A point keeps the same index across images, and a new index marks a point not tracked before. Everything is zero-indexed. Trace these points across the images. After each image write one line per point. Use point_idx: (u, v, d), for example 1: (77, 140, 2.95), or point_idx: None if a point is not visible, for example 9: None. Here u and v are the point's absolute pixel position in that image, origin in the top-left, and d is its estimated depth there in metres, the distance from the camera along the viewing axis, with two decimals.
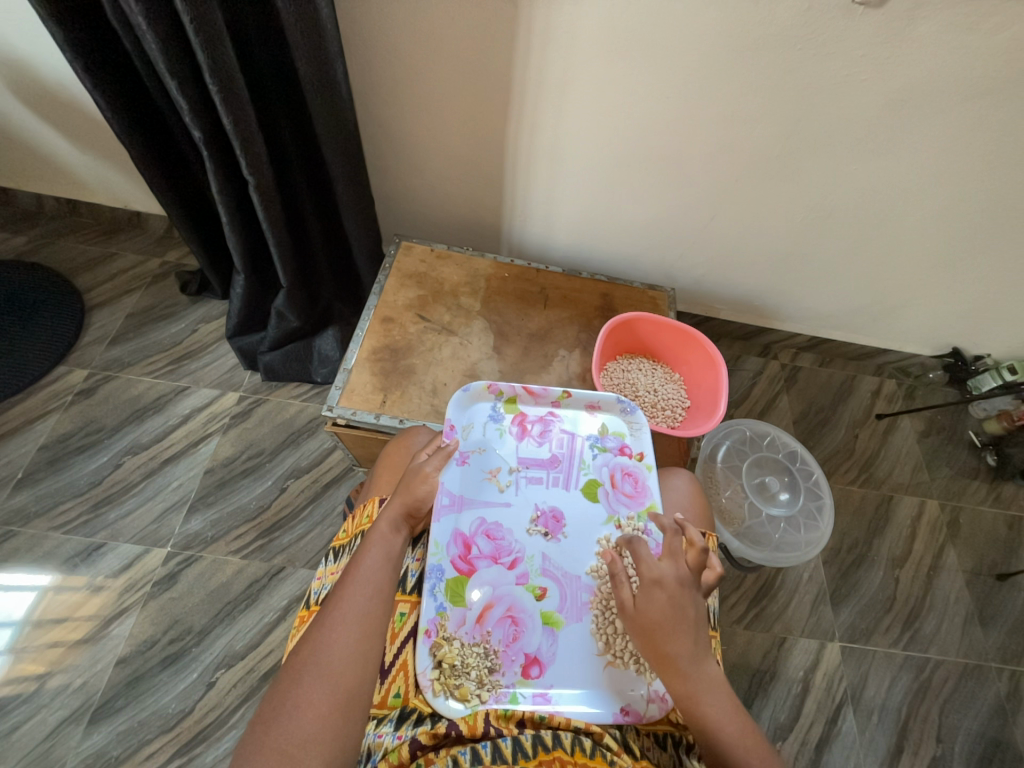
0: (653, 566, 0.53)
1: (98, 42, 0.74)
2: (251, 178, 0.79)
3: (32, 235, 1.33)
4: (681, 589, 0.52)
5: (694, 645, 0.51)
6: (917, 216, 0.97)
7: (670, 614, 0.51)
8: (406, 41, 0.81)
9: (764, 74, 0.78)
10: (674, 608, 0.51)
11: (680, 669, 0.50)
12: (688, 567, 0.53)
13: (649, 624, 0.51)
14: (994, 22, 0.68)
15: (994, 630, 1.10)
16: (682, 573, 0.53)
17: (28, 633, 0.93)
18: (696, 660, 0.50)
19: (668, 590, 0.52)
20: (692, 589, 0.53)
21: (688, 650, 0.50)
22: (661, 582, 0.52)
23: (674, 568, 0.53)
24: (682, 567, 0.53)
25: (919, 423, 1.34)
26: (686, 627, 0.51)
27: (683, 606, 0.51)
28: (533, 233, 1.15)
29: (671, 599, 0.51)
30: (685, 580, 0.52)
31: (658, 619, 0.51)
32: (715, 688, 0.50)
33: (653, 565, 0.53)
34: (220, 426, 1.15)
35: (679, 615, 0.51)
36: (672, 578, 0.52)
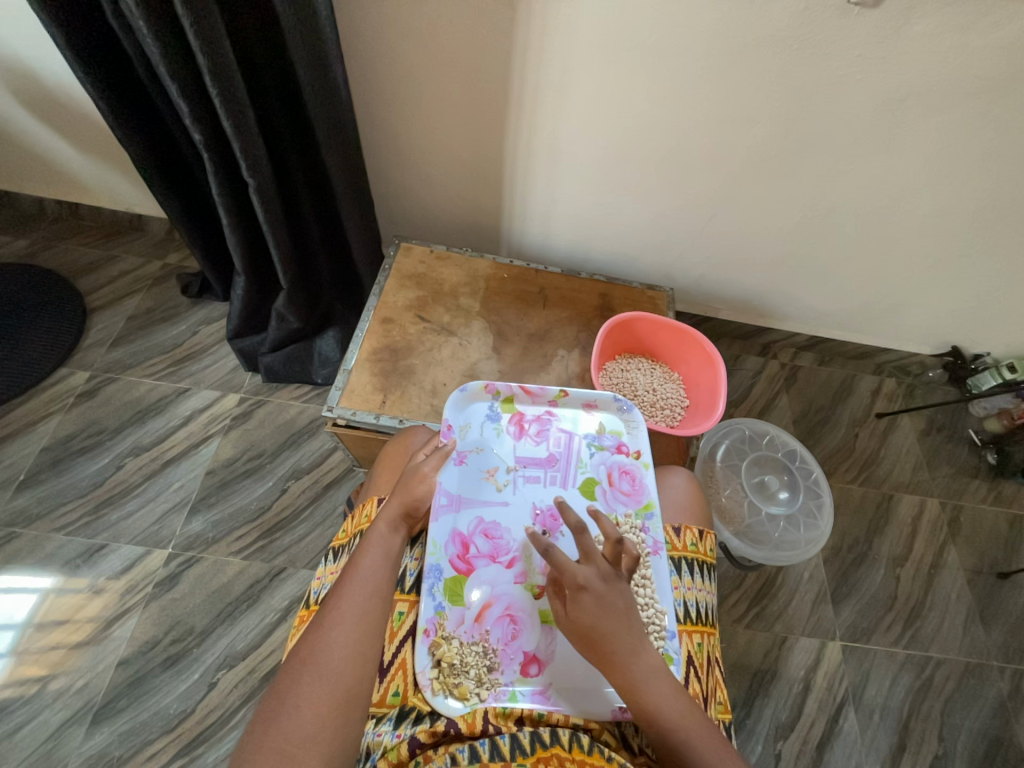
0: (575, 571, 0.51)
1: (101, 46, 0.75)
2: (251, 180, 0.79)
3: (34, 238, 1.33)
4: (608, 585, 0.51)
5: (629, 637, 0.50)
6: (914, 215, 0.98)
7: (600, 615, 0.50)
8: (403, 44, 0.82)
9: (760, 75, 0.78)
10: (603, 607, 0.50)
11: (618, 664, 0.49)
12: (609, 562, 0.52)
13: (584, 629, 0.50)
14: (990, 21, 0.68)
15: (995, 629, 1.10)
16: (605, 570, 0.51)
17: (30, 634, 0.93)
18: (634, 649, 0.50)
19: (594, 591, 0.50)
20: (618, 583, 0.51)
21: (625, 644, 0.49)
22: (585, 585, 0.50)
23: (595, 568, 0.51)
24: (606, 561, 0.52)
25: (920, 422, 1.33)
26: (620, 622, 0.50)
27: (612, 601, 0.50)
28: (532, 233, 1.15)
29: (598, 598, 0.50)
30: (609, 576, 0.51)
31: (589, 621, 0.50)
32: (657, 674, 0.49)
33: (574, 570, 0.51)
34: (221, 427, 1.15)
35: (608, 611, 0.50)
36: (595, 578, 0.51)
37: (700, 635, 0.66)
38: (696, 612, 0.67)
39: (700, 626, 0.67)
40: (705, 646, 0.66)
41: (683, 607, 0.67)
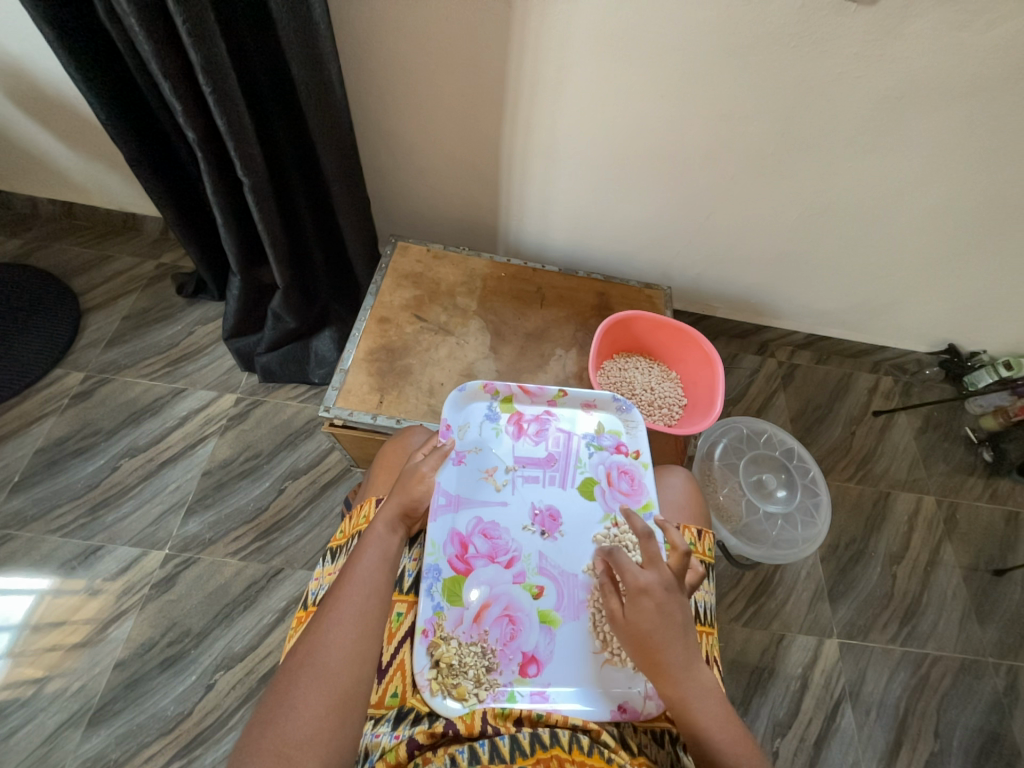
0: (638, 575, 0.52)
1: (94, 44, 0.74)
2: (245, 179, 0.79)
3: (27, 238, 1.32)
4: (668, 594, 0.51)
5: (685, 651, 0.50)
6: (910, 213, 0.98)
7: (659, 624, 0.50)
8: (398, 41, 0.81)
9: (757, 73, 0.78)
10: (662, 616, 0.50)
11: (672, 676, 0.49)
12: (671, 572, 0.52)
13: (640, 634, 0.50)
14: (987, 19, 0.68)
15: (991, 625, 1.10)
16: (667, 579, 0.52)
17: (26, 637, 0.93)
18: (687, 664, 0.50)
19: (654, 598, 0.51)
20: (678, 593, 0.52)
21: (679, 657, 0.49)
22: (647, 590, 0.51)
23: (658, 574, 0.52)
24: (666, 569, 0.52)
25: (916, 420, 1.34)
26: (677, 634, 0.50)
27: (671, 612, 0.51)
28: (529, 232, 1.15)
29: (659, 607, 0.51)
30: (670, 586, 0.52)
31: (647, 628, 0.50)
32: (708, 694, 0.49)
33: (637, 573, 0.52)
34: (218, 428, 1.15)
35: (668, 621, 0.50)
36: (657, 585, 0.51)
37: (698, 635, 0.66)
38: (695, 611, 0.67)
39: (699, 625, 0.67)
40: (703, 645, 0.66)
41: None
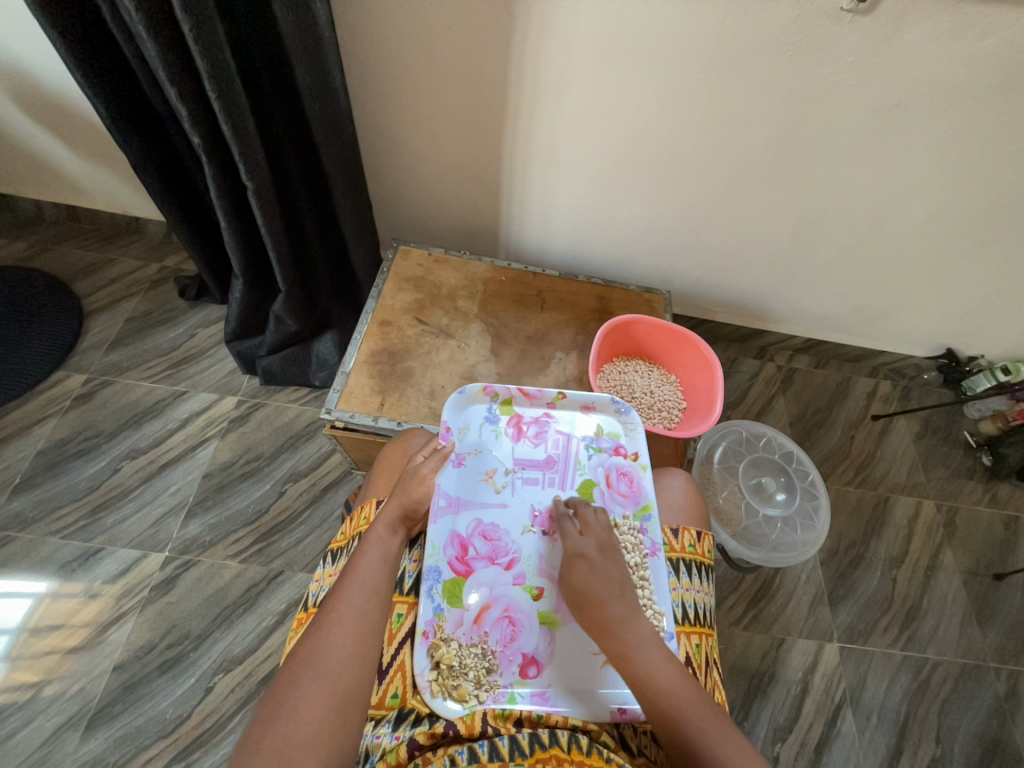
0: (576, 542, 0.59)
1: (101, 50, 0.75)
2: (249, 183, 0.79)
3: (31, 241, 1.33)
4: (606, 556, 0.58)
5: (620, 604, 0.53)
6: (909, 219, 0.99)
7: (594, 581, 0.55)
8: (402, 49, 0.82)
9: (755, 80, 0.79)
10: (596, 573, 0.56)
11: (610, 630, 0.52)
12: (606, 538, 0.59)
13: (579, 594, 0.55)
14: (981, 28, 0.69)
15: (991, 630, 1.10)
16: (602, 543, 0.59)
17: (24, 640, 0.92)
18: (628, 618, 0.53)
19: (592, 558, 0.57)
20: (614, 556, 0.58)
21: (620, 610, 0.53)
22: (583, 553, 0.58)
23: (593, 539, 0.59)
24: (610, 537, 0.60)
25: (915, 425, 1.34)
26: (614, 588, 0.55)
27: (610, 570, 0.56)
28: (530, 236, 1.16)
29: (596, 565, 0.56)
30: (604, 549, 0.58)
31: (585, 587, 0.55)
32: (647, 643, 0.51)
33: (575, 540, 0.59)
34: (219, 430, 1.15)
35: (601, 578, 0.55)
36: (592, 548, 0.58)
37: (698, 636, 0.66)
38: (694, 613, 0.68)
39: (698, 627, 0.67)
40: (703, 647, 0.66)
41: (681, 608, 0.67)
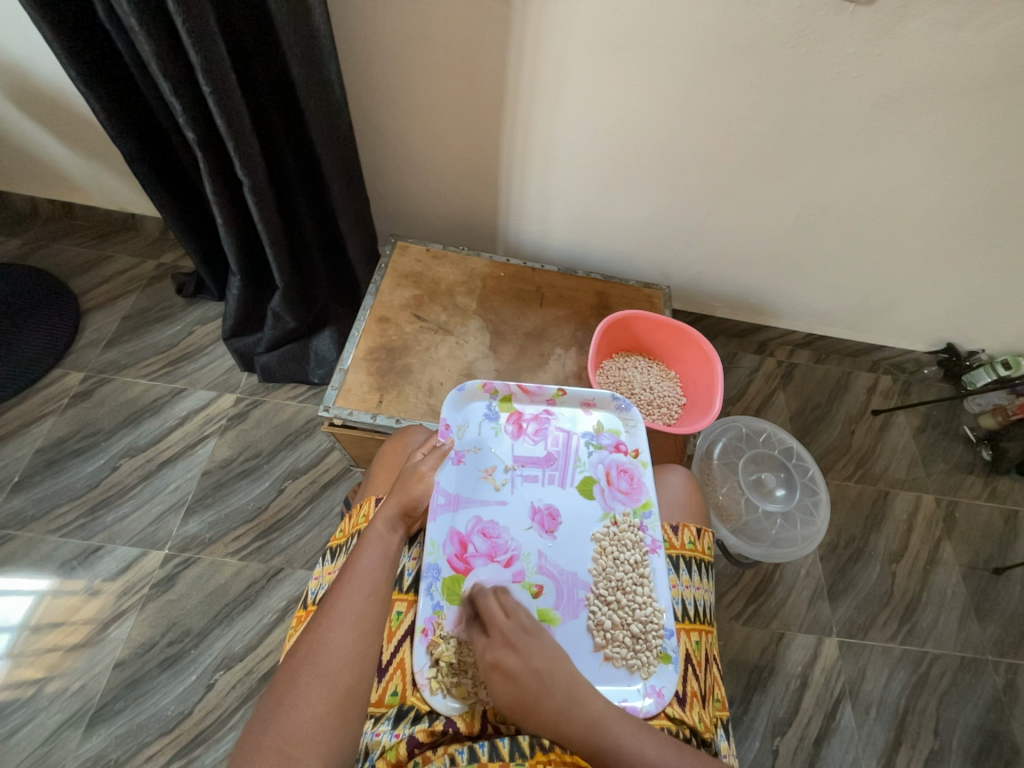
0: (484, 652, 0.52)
1: (94, 45, 0.75)
2: (245, 179, 0.79)
3: (27, 238, 1.32)
4: (520, 648, 0.52)
5: (555, 699, 0.48)
6: (910, 213, 0.98)
7: (519, 688, 0.49)
8: (398, 43, 0.81)
9: (755, 73, 0.78)
10: (514, 677, 0.50)
11: (561, 732, 0.46)
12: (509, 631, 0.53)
13: (515, 709, 0.49)
14: (984, 19, 0.68)
15: (990, 624, 1.10)
16: (506, 639, 0.53)
17: (25, 638, 0.93)
18: (572, 703, 0.47)
19: (508, 661, 0.51)
20: (523, 648, 0.52)
21: (560, 707, 0.47)
22: (494, 662, 0.51)
23: (495, 640, 0.53)
24: (521, 626, 0.54)
25: (915, 419, 1.34)
26: (543, 686, 0.49)
27: (533, 665, 0.50)
28: (528, 232, 1.15)
29: (515, 670, 0.50)
30: (510, 644, 0.52)
31: (513, 698, 0.49)
32: (602, 721, 0.46)
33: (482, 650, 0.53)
34: (217, 428, 1.15)
35: (522, 679, 0.49)
36: (499, 650, 0.52)
37: (698, 633, 0.66)
38: (694, 610, 0.68)
39: (698, 623, 0.67)
40: (703, 644, 0.66)
41: (681, 605, 0.67)
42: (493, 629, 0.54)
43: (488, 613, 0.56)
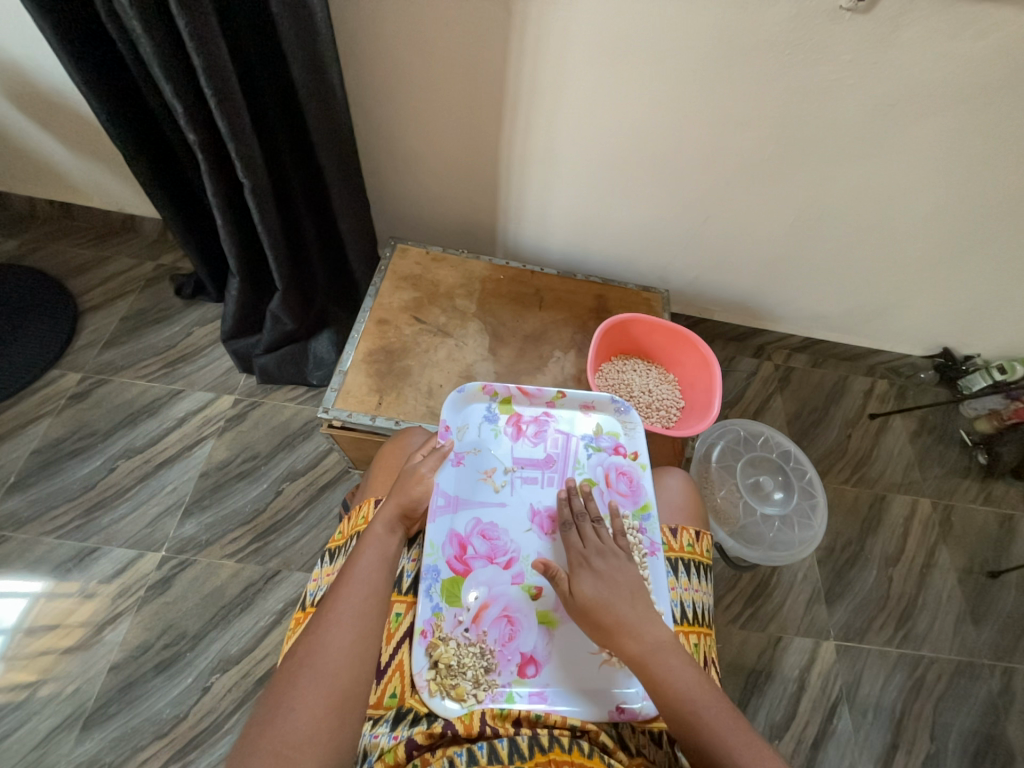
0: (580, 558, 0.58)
1: (96, 48, 0.75)
2: (246, 182, 0.79)
3: (24, 239, 1.32)
4: (609, 563, 0.58)
5: (634, 609, 0.53)
6: (906, 218, 0.99)
7: (604, 589, 0.54)
8: (399, 47, 0.82)
9: (754, 79, 0.79)
10: (604, 581, 0.55)
11: (630, 632, 0.51)
12: (607, 549, 0.59)
13: (591, 604, 0.54)
14: (979, 27, 0.69)
15: (986, 627, 1.11)
16: (606, 554, 0.59)
17: (19, 640, 0.92)
18: (645, 620, 0.52)
19: (598, 568, 0.57)
20: (620, 566, 0.57)
21: (635, 613, 0.53)
22: (588, 568, 0.57)
23: (592, 553, 0.59)
24: (612, 546, 0.60)
25: (911, 423, 1.35)
26: (625, 593, 0.54)
27: (617, 575, 0.56)
28: (527, 234, 1.15)
29: (603, 573, 0.56)
30: (608, 558, 0.58)
31: (597, 595, 0.54)
32: (664, 647, 0.50)
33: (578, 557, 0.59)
34: (215, 429, 1.15)
35: (612, 585, 0.55)
36: (596, 560, 0.58)
37: (696, 635, 0.66)
38: (692, 612, 0.68)
39: (696, 626, 0.67)
40: (701, 646, 0.66)
41: (679, 607, 0.67)
42: (589, 542, 0.60)
43: (585, 529, 0.62)
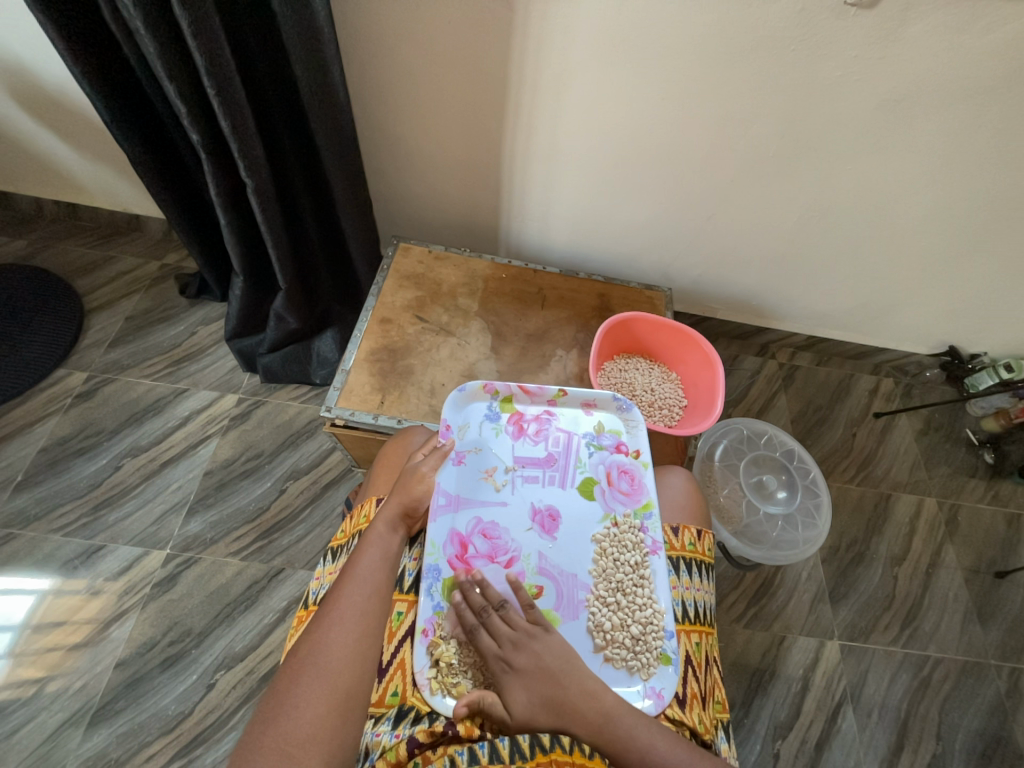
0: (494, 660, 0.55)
1: (100, 48, 0.75)
2: (248, 181, 0.79)
3: (31, 239, 1.33)
4: (525, 651, 0.56)
5: (571, 695, 0.53)
6: (912, 215, 0.98)
7: (537, 696, 0.52)
8: (402, 47, 0.82)
9: (757, 76, 0.79)
10: (529, 679, 0.54)
11: (575, 717, 0.51)
12: (514, 634, 0.57)
13: (529, 714, 0.52)
14: (985, 22, 0.69)
15: (993, 628, 1.10)
16: (517, 643, 0.56)
17: (27, 637, 0.93)
18: (586, 696, 0.53)
19: (518, 668, 0.55)
20: (534, 652, 0.56)
21: (572, 698, 0.52)
22: (508, 669, 0.55)
23: (506, 645, 0.56)
24: (523, 631, 0.57)
25: (917, 422, 1.34)
26: (556, 683, 0.53)
27: (540, 666, 0.54)
28: (530, 233, 1.15)
29: (526, 672, 0.54)
30: (522, 644, 0.56)
31: (532, 702, 0.52)
32: (612, 716, 0.51)
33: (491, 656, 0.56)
34: (219, 428, 1.15)
35: (538, 682, 0.53)
36: (511, 656, 0.55)
37: (698, 634, 0.66)
38: (694, 611, 0.68)
39: (698, 625, 0.67)
40: (703, 645, 0.66)
41: (681, 606, 0.67)
42: (501, 638, 0.57)
43: (492, 624, 0.57)
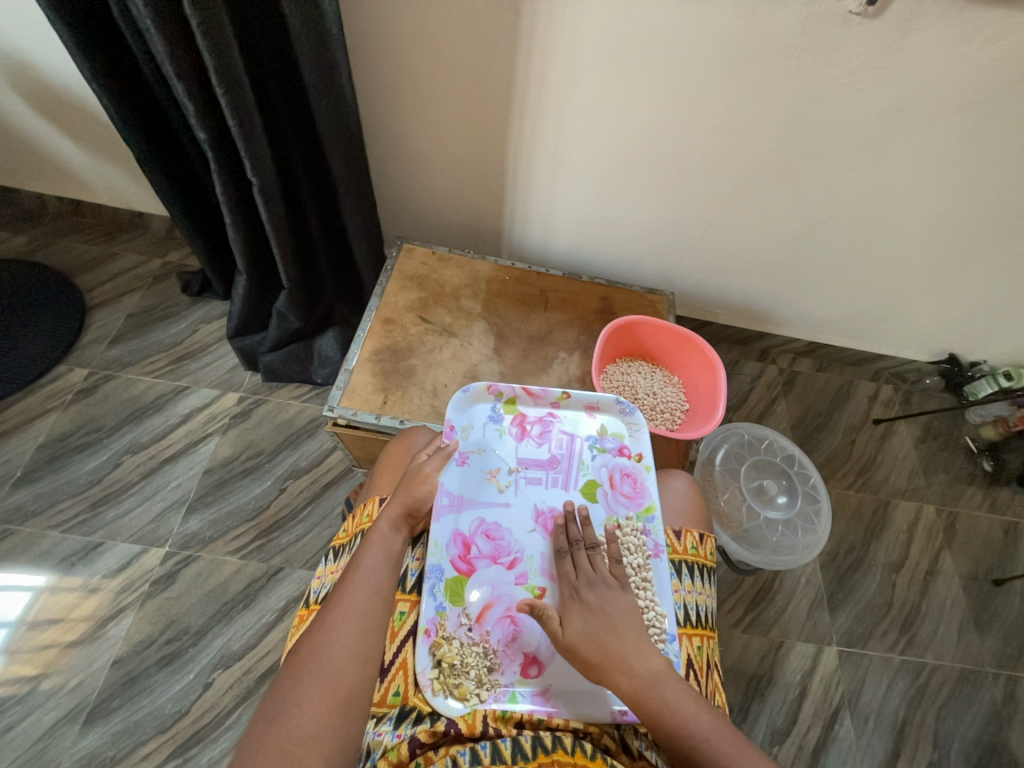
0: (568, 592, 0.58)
1: (109, 46, 0.76)
2: (254, 181, 0.79)
3: (33, 234, 1.33)
4: (598, 593, 0.58)
5: (624, 644, 0.53)
6: (914, 223, 0.99)
7: (594, 626, 0.54)
8: (409, 49, 0.82)
9: (763, 83, 0.79)
10: (594, 614, 0.55)
11: (625, 666, 0.51)
12: (594, 576, 0.60)
13: (580, 642, 0.53)
14: (989, 33, 0.69)
15: (990, 635, 1.10)
16: (594, 583, 0.59)
17: (23, 634, 0.92)
18: (636, 654, 0.52)
19: (588, 601, 0.57)
20: (609, 594, 0.58)
21: (624, 646, 0.53)
22: (579, 602, 0.57)
23: (582, 583, 0.59)
24: (603, 575, 0.60)
25: (916, 429, 1.34)
26: (614, 628, 0.54)
27: (607, 609, 0.56)
28: (533, 236, 1.16)
29: (594, 607, 0.56)
30: (598, 586, 0.58)
31: (586, 631, 0.54)
32: (659, 679, 0.51)
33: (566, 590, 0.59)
34: (220, 426, 1.15)
35: (600, 618, 0.55)
36: (586, 592, 0.58)
37: (699, 638, 0.66)
38: (696, 615, 0.68)
39: (699, 629, 0.67)
40: (704, 649, 0.66)
41: (684, 610, 0.67)
42: (581, 572, 0.60)
43: (578, 558, 0.61)
